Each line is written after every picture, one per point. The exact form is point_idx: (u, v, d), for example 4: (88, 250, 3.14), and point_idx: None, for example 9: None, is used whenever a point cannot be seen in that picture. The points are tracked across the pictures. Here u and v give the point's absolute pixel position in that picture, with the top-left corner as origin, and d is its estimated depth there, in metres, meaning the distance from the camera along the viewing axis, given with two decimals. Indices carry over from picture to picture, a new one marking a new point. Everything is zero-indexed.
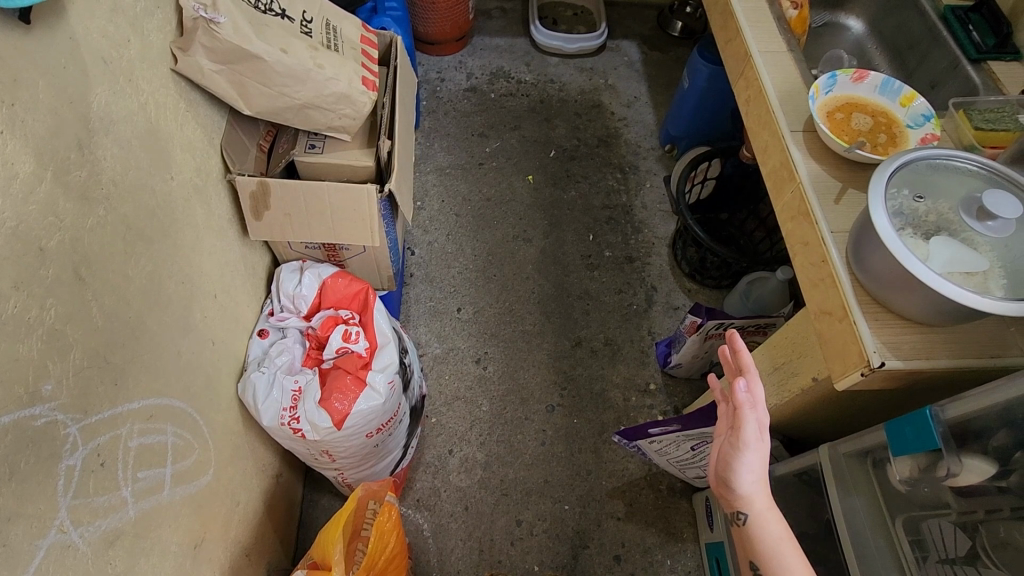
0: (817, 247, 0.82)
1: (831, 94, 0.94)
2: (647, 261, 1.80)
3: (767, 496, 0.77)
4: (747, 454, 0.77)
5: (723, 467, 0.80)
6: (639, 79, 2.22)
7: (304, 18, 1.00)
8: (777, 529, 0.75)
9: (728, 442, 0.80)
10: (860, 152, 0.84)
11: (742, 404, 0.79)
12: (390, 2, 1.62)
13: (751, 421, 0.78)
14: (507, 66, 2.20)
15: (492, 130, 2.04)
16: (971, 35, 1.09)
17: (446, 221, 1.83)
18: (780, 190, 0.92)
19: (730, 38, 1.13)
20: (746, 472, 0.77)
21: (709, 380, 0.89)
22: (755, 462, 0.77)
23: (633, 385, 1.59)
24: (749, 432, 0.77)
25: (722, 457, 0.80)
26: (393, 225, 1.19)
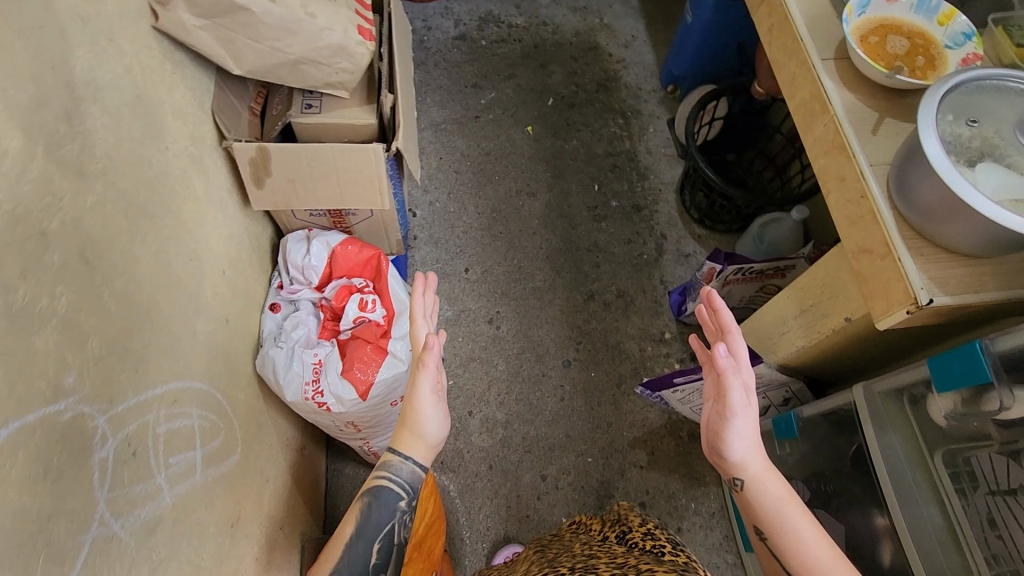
0: (855, 183, 0.79)
1: (863, 17, 0.86)
2: (655, 209, 1.77)
3: (761, 456, 0.82)
4: (736, 418, 0.82)
5: (715, 436, 0.85)
6: (635, 16, 2.11)
7: None
8: (774, 488, 0.80)
9: (716, 411, 0.85)
10: (901, 78, 0.79)
11: (725, 372, 0.83)
12: None
13: (735, 386, 0.82)
14: (495, 9, 2.08)
15: (485, 81, 1.94)
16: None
17: (445, 178, 1.77)
18: (809, 125, 0.87)
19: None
20: (737, 438, 0.82)
21: (691, 344, 0.93)
22: (744, 427, 0.82)
23: (649, 336, 1.58)
24: (734, 399, 0.81)
25: (713, 425, 0.85)
26: (400, 184, 1.13)
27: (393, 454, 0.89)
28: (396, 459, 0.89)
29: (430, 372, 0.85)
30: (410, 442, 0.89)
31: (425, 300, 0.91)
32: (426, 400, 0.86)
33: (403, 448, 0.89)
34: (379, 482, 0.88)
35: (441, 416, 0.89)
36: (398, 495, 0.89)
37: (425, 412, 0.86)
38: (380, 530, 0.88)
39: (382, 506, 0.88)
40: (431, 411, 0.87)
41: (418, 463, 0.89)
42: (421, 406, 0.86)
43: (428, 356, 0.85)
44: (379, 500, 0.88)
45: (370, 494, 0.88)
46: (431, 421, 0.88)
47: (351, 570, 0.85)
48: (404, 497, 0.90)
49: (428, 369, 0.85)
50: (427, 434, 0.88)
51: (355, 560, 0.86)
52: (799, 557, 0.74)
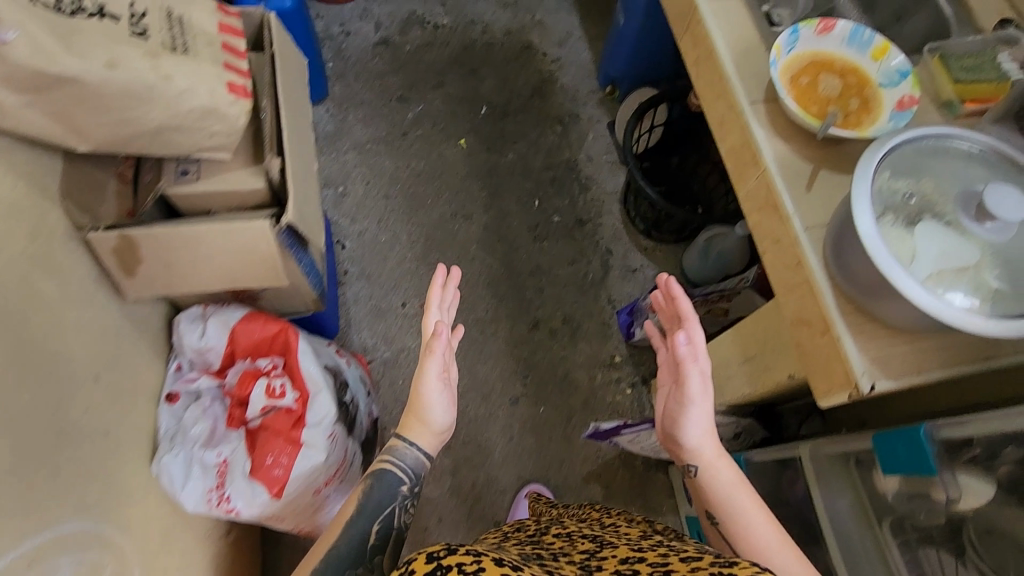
0: (791, 248, 0.72)
1: (793, 54, 0.78)
2: (599, 223, 1.71)
3: (714, 442, 0.84)
4: (692, 406, 0.83)
5: (670, 423, 0.86)
6: (568, 11, 2.01)
7: (133, 12, 0.75)
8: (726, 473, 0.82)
9: (674, 398, 0.85)
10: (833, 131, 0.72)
11: (684, 361, 0.83)
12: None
13: (693, 376, 0.82)
14: (419, 9, 1.97)
15: (412, 92, 1.84)
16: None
17: (374, 205, 1.67)
18: (741, 175, 0.80)
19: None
20: (692, 425, 0.83)
21: (647, 327, 0.93)
22: (700, 415, 0.83)
23: (598, 362, 1.54)
24: (692, 388, 0.82)
25: (669, 412, 0.86)
26: (303, 253, 0.97)
27: (398, 439, 0.87)
28: (400, 444, 0.87)
29: (436, 356, 0.84)
30: (415, 427, 0.87)
31: (442, 293, 0.88)
32: (429, 385, 0.84)
33: (409, 434, 0.87)
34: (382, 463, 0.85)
35: (447, 405, 0.87)
36: (399, 478, 0.84)
37: (428, 399, 0.85)
38: (381, 511, 0.82)
39: (383, 486, 0.84)
40: (434, 398, 0.85)
41: (423, 451, 0.87)
42: (424, 390, 0.84)
43: (433, 341, 0.83)
44: (380, 481, 0.83)
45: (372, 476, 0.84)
46: (435, 408, 0.86)
47: (348, 550, 0.77)
48: (406, 482, 0.85)
49: (434, 357, 0.84)
50: (432, 420, 0.87)
51: (353, 538, 0.78)
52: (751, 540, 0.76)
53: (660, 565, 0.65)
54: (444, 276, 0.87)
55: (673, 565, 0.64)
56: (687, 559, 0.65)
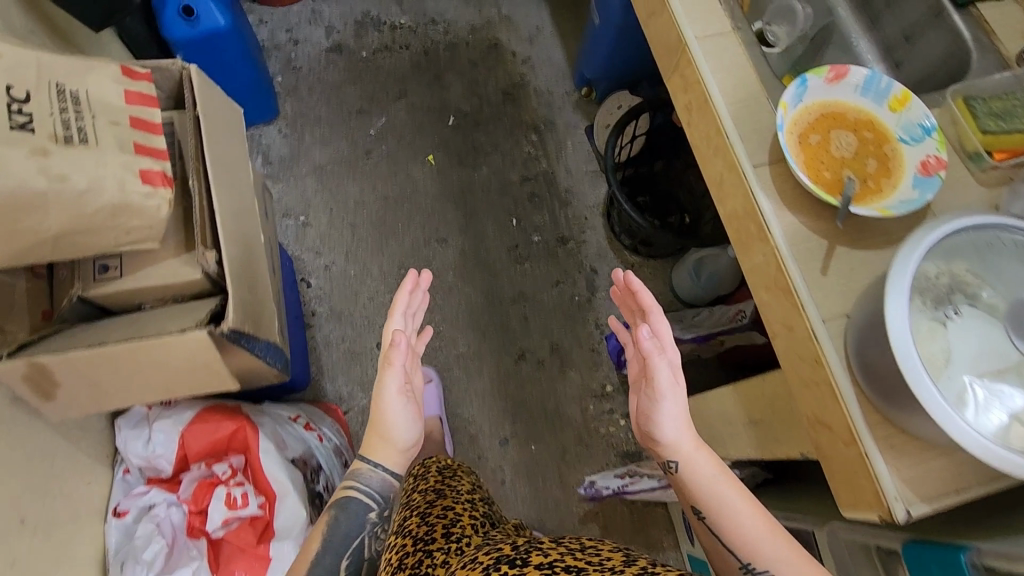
0: (806, 341, 0.63)
1: (801, 108, 0.68)
2: (582, 240, 1.61)
3: (692, 435, 0.76)
4: (665, 400, 0.75)
5: (644, 422, 0.78)
6: (537, 4, 1.87)
7: (12, 99, 0.60)
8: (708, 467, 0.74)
9: (644, 395, 0.78)
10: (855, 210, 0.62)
11: (650, 354, 0.75)
12: (208, 21, 1.26)
13: (661, 369, 0.75)
14: (374, 9, 1.80)
15: (373, 104, 1.70)
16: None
17: (340, 236, 1.55)
18: (745, 246, 0.71)
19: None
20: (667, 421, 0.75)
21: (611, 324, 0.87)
22: (673, 408, 0.75)
23: (590, 392, 1.48)
24: (660, 381, 0.75)
25: (642, 410, 0.78)
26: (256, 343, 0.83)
27: (362, 461, 0.80)
28: (365, 467, 0.80)
29: (396, 369, 0.77)
30: (378, 447, 0.81)
31: (409, 297, 0.84)
32: (391, 402, 0.78)
33: (374, 455, 0.81)
34: (346, 492, 0.79)
35: (412, 419, 0.80)
36: (365, 505, 0.79)
37: (390, 415, 0.78)
38: (349, 544, 0.78)
39: (350, 518, 0.79)
40: (398, 414, 0.79)
41: (390, 470, 0.81)
42: (386, 408, 0.78)
43: (393, 351, 0.77)
44: (346, 512, 0.79)
45: (337, 506, 0.79)
46: (399, 425, 0.79)
47: None
48: (373, 507, 0.80)
49: (392, 368, 0.77)
50: (397, 439, 0.80)
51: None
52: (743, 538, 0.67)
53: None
54: (412, 281, 0.83)
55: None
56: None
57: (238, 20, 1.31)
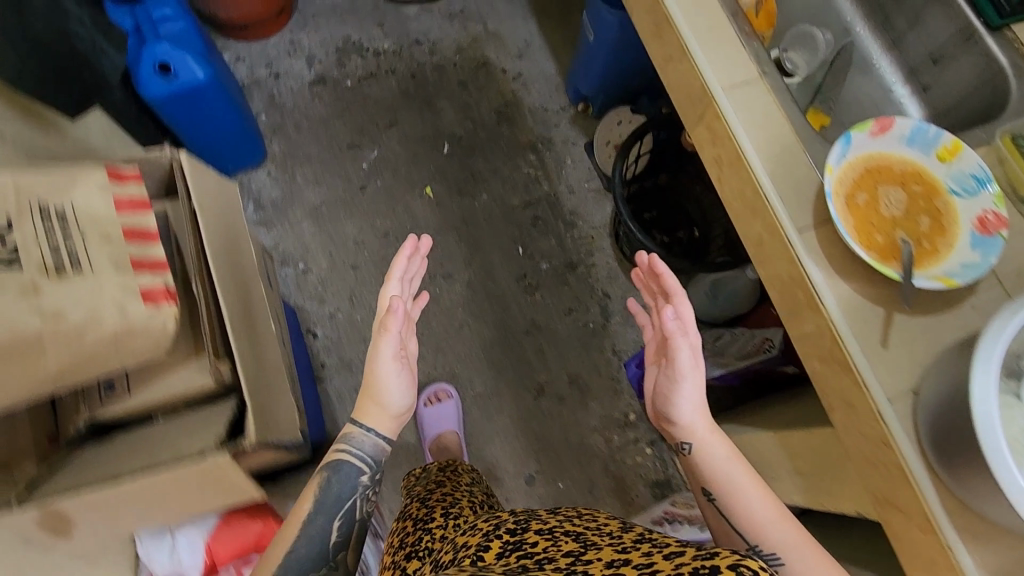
0: (871, 421, 0.60)
1: (846, 166, 0.64)
2: (591, 263, 1.57)
3: (707, 420, 0.78)
4: (685, 381, 0.78)
5: (661, 400, 0.80)
6: (524, 15, 1.80)
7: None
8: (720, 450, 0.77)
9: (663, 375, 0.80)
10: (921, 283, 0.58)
11: (672, 333, 0.78)
12: (184, 74, 1.19)
13: (683, 350, 0.77)
14: (355, 34, 1.73)
15: (364, 136, 1.63)
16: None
17: (342, 280, 1.50)
18: (794, 312, 0.67)
19: (663, 33, 0.76)
20: (684, 402, 0.78)
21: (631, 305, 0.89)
22: (691, 390, 0.78)
23: (613, 422, 1.45)
24: (682, 362, 0.77)
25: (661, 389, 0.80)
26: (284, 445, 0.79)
27: (354, 425, 0.80)
28: (357, 431, 0.80)
29: (392, 334, 0.76)
30: (371, 411, 0.80)
31: (408, 264, 0.81)
32: (385, 366, 0.77)
33: (365, 419, 0.80)
34: (337, 455, 0.79)
35: (406, 386, 0.80)
36: (358, 468, 0.78)
37: (383, 381, 0.78)
38: (341, 506, 0.78)
39: (342, 481, 0.78)
40: (392, 380, 0.78)
41: (382, 435, 0.80)
42: (380, 372, 0.77)
43: (388, 317, 0.76)
44: (338, 475, 0.78)
45: (327, 470, 0.78)
46: (392, 391, 0.79)
47: (309, 549, 0.75)
48: (366, 471, 0.80)
49: (388, 333, 0.76)
50: (390, 404, 0.79)
51: (313, 538, 0.75)
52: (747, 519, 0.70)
53: (644, 567, 0.56)
54: (412, 247, 0.80)
55: (656, 567, 0.55)
56: (670, 555, 0.56)
57: (214, 67, 1.24)
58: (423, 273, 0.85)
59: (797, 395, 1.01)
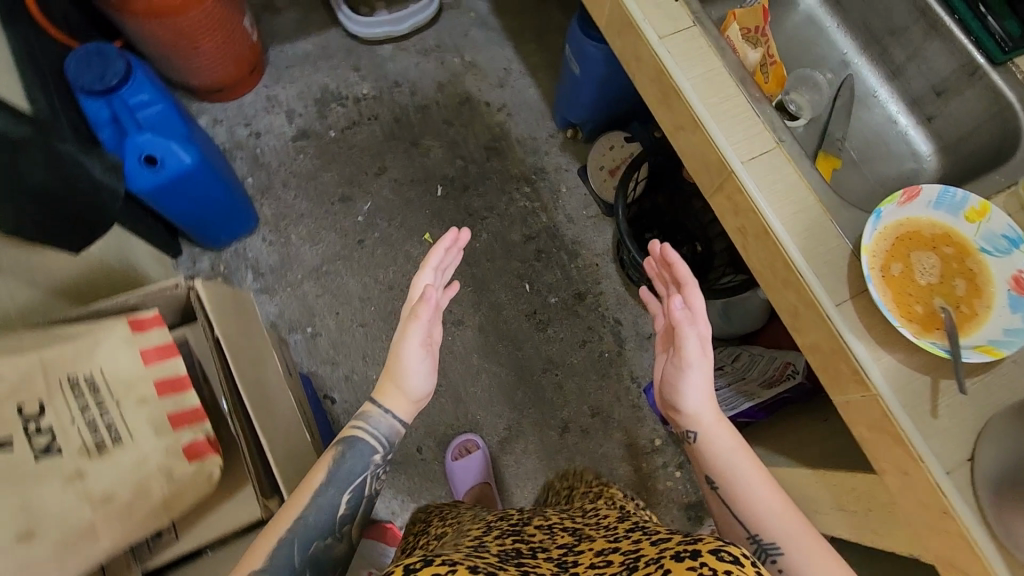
0: (930, 495, 0.60)
1: (880, 239, 0.65)
2: (599, 291, 1.57)
3: (713, 408, 0.83)
4: (691, 370, 0.82)
5: (670, 388, 0.85)
6: (500, 42, 1.77)
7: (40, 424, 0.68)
8: (723, 438, 0.81)
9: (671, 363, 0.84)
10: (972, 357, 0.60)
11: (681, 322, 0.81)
12: (174, 163, 1.18)
13: (690, 339, 0.81)
14: (332, 82, 1.69)
15: (354, 188, 1.60)
16: (988, 23, 0.80)
17: (352, 340, 1.48)
18: (838, 383, 0.67)
19: (671, 103, 0.75)
20: (690, 389, 0.83)
21: (643, 295, 0.93)
22: (698, 378, 0.82)
23: (639, 450, 1.46)
24: (689, 351, 0.81)
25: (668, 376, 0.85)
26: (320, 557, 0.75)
27: (373, 404, 0.80)
28: (375, 410, 0.80)
29: (422, 320, 0.77)
30: (390, 392, 0.80)
31: (443, 254, 0.82)
32: (410, 351, 0.77)
33: (384, 399, 0.81)
34: (354, 431, 0.78)
35: (427, 370, 0.80)
36: (372, 447, 0.78)
37: (407, 364, 0.78)
38: (352, 481, 0.76)
39: (355, 458, 0.77)
40: (414, 364, 0.78)
41: (399, 417, 0.81)
42: (404, 354, 0.78)
43: (422, 305, 0.77)
44: (352, 450, 0.77)
45: (343, 445, 0.78)
46: (415, 374, 0.79)
47: (319, 520, 0.73)
48: (379, 451, 0.79)
49: (418, 320, 0.77)
50: (410, 387, 0.80)
51: (321, 509, 0.74)
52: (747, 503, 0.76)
53: (632, 551, 0.66)
54: (453, 238, 0.82)
55: (643, 551, 0.65)
56: (657, 542, 0.65)
57: (202, 150, 1.23)
58: (458, 264, 0.86)
59: (829, 424, 1.02)
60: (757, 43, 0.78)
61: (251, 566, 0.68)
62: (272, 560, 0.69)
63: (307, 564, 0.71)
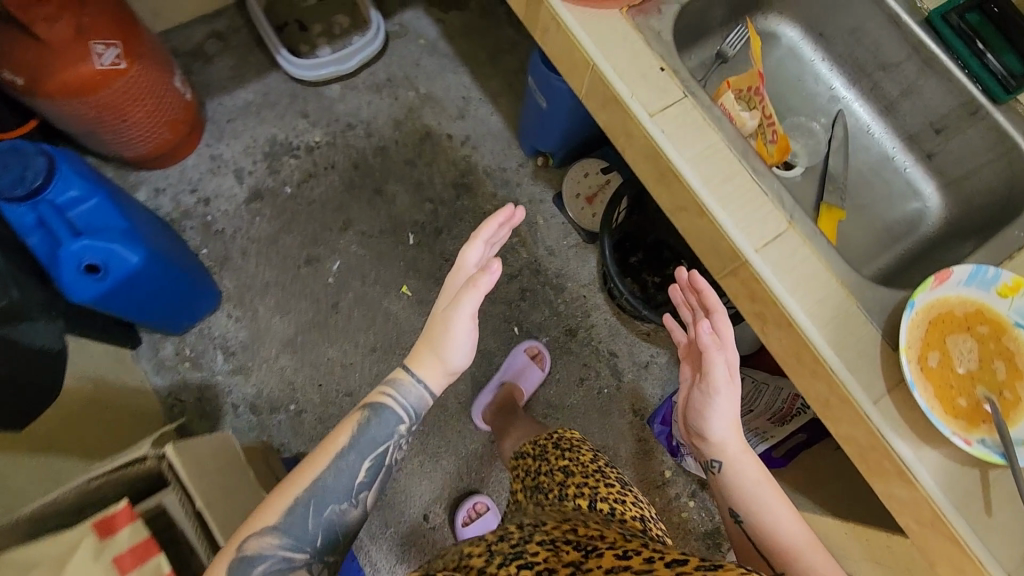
0: None
1: (920, 329, 0.63)
2: (590, 324, 1.51)
3: (739, 437, 0.78)
4: (717, 396, 0.77)
5: (694, 415, 0.81)
6: (454, 68, 1.67)
7: None
8: (749, 466, 0.77)
9: (698, 390, 0.79)
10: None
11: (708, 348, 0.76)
12: (121, 265, 1.07)
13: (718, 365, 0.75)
14: (280, 132, 1.58)
15: (320, 246, 1.50)
16: (986, 60, 0.83)
17: (340, 412, 1.40)
18: (881, 476, 0.63)
19: (670, 183, 0.68)
20: (717, 419, 0.78)
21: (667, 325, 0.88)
22: (725, 407, 0.78)
23: (650, 484, 1.43)
24: (717, 378, 0.76)
25: (693, 403, 0.80)
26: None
27: (405, 372, 0.77)
28: (407, 378, 0.77)
29: (478, 293, 0.70)
30: (426, 359, 0.77)
31: (495, 228, 0.73)
32: (459, 324, 0.72)
33: (418, 368, 0.77)
34: (381, 398, 0.75)
35: (470, 346, 0.74)
36: (398, 417, 0.75)
37: (453, 336, 0.73)
38: (375, 449, 0.74)
39: (381, 425, 0.75)
40: (460, 337, 0.73)
41: (430, 389, 0.77)
42: (449, 327, 0.72)
43: (481, 276, 0.69)
44: (378, 419, 0.75)
45: (369, 410, 0.75)
46: (459, 348, 0.74)
47: (338, 483, 0.71)
48: (405, 421, 0.76)
49: (475, 290, 0.70)
50: (448, 359, 0.75)
51: (340, 476, 0.72)
52: (769, 538, 0.72)
53: (644, 572, 0.61)
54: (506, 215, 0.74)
55: (656, 571, 0.60)
56: (673, 563, 0.61)
57: (148, 243, 1.13)
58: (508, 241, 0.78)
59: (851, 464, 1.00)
60: (752, 107, 0.79)
61: (266, 521, 0.69)
62: (288, 518, 0.69)
63: (321, 529, 0.70)
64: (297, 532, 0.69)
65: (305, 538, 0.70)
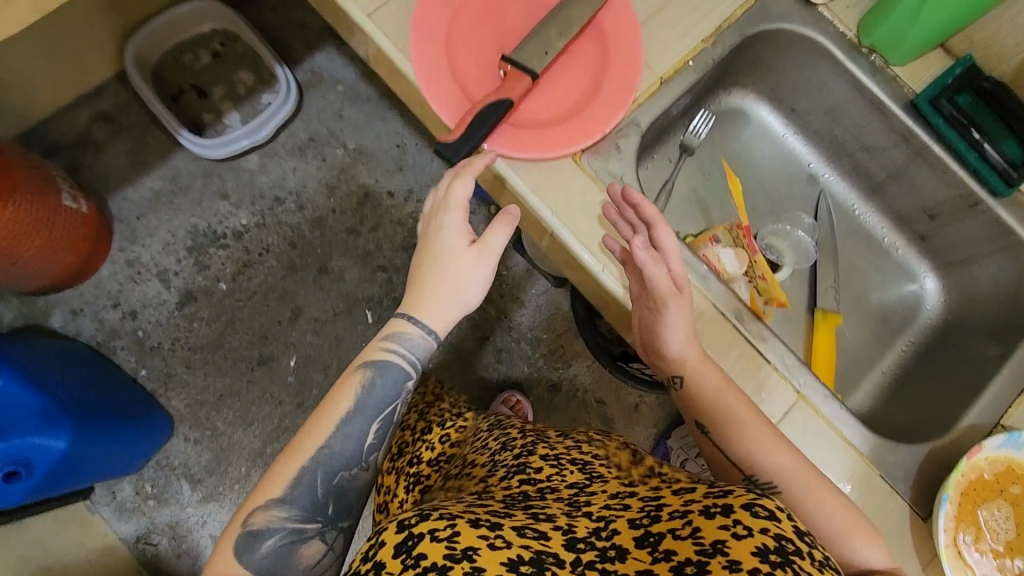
0: None
1: (956, 506, 0.75)
2: (572, 374, 1.45)
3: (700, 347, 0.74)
4: (667, 310, 0.70)
5: (648, 335, 0.74)
6: (382, 113, 1.50)
7: None
8: (712, 374, 0.72)
9: (646, 306, 0.72)
10: None
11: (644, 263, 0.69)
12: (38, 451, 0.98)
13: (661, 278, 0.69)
14: (201, 220, 1.41)
15: (272, 343, 1.38)
16: (985, 151, 0.87)
17: None
18: None
19: None
20: (672, 334, 0.72)
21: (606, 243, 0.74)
22: (679, 323, 0.71)
23: None
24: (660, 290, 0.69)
25: (645, 320, 0.73)
26: None
27: (406, 319, 0.71)
28: (409, 328, 0.71)
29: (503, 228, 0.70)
30: (428, 299, 0.70)
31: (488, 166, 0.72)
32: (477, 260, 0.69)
33: (418, 314, 0.71)
34: (383, 353, 0.70)
35: (485, 279, 0.71)
36: (404, 372, 0.70)
37: (463, 270, 0.70)
38: (382, 410, 0.70)
39: (385, 384, 0.70)
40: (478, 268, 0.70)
41: (434, 331, 0.71)
42: (463, 265, 0.70)
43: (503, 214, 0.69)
44: (382, 375, 0.70)
45: (371, 369, 0.70)
46: (473, 283, 0.70)
47: (346, 448, 0.67)
48: (411, 375, 0.71)
49: (502, 225, 0.70)
50: (460, 297, 0.70)
51: (348, 439, 0.68)
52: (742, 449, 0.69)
53: (653, 498, 0.63)
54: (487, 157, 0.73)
55: (664, 500, 0.61)
56: (681, 491, 0.62)
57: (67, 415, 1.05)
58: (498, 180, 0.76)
59: None
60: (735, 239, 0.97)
61: (270, 494, 0.65)
62: (294, 490, 0.65)
63: (331, 495, 0.67)
64: (304, 502, 0.66)
65: (315, 509, 0.67)
